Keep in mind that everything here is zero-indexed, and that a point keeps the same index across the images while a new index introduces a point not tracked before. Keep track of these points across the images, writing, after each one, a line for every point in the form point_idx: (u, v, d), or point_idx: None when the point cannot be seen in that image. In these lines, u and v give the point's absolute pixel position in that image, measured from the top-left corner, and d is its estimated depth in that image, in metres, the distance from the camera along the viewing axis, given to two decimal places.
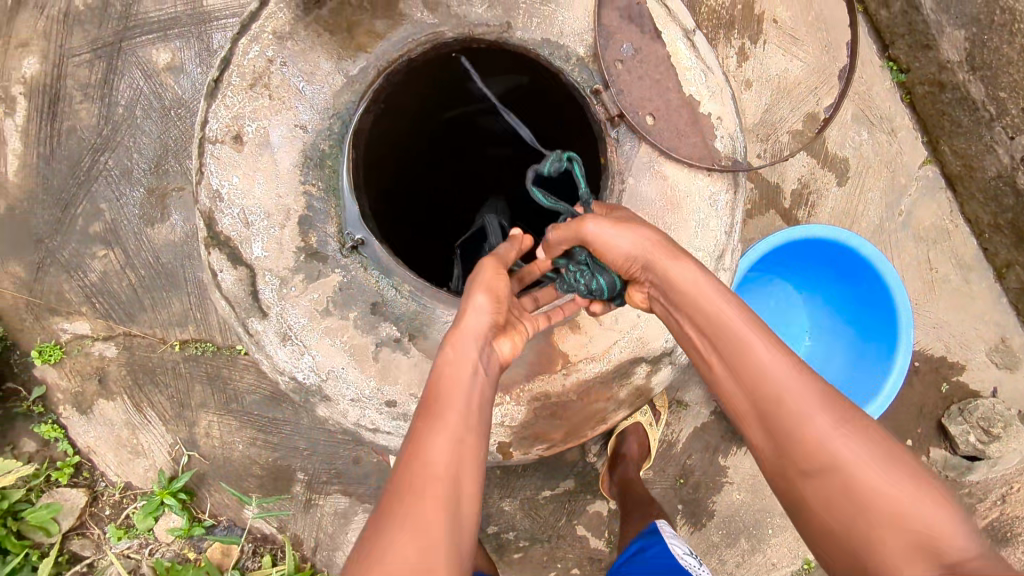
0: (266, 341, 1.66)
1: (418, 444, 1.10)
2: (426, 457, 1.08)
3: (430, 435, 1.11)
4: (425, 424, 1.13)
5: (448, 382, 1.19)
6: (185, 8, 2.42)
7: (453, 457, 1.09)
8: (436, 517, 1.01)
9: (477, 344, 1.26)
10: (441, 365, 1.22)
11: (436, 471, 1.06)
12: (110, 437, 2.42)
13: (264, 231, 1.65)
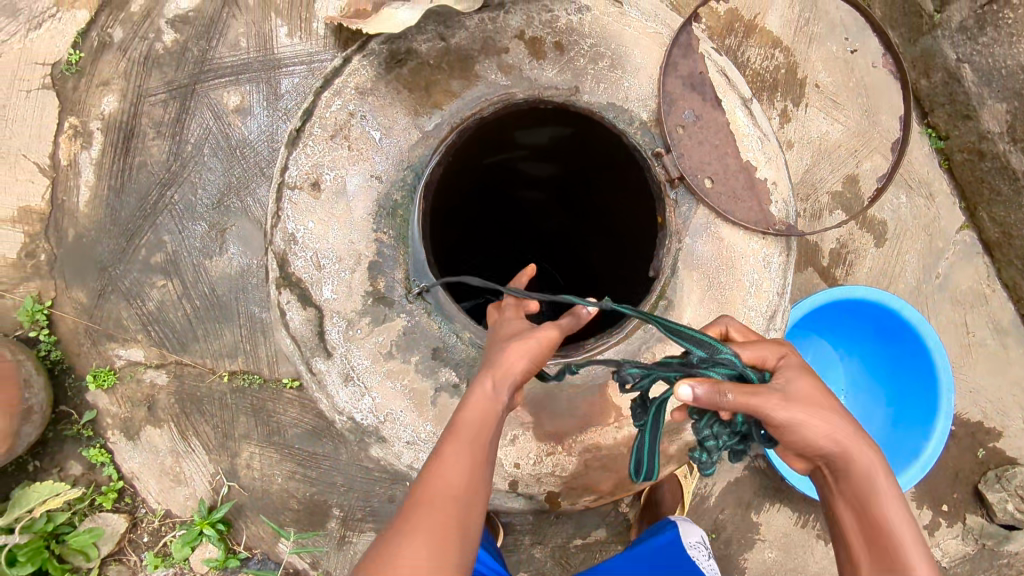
0: (328, 379, 1.72)
1: (440, 464, 1.09)
2: (447, 478, 1.07)
3: (452, 456, 1.10)
4: (450, 446, 1.12)
5: (475, 416, 1.16)
6: (258, 55, 2.58)
7: (473, 481, 1.09)
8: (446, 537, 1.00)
9: (511, 387, 1.20)
10: (474, 391, 1.19)
11: (454, 492, 1.06)
12: (154, 463, 2.45)
13: (334, 274, 1.72)
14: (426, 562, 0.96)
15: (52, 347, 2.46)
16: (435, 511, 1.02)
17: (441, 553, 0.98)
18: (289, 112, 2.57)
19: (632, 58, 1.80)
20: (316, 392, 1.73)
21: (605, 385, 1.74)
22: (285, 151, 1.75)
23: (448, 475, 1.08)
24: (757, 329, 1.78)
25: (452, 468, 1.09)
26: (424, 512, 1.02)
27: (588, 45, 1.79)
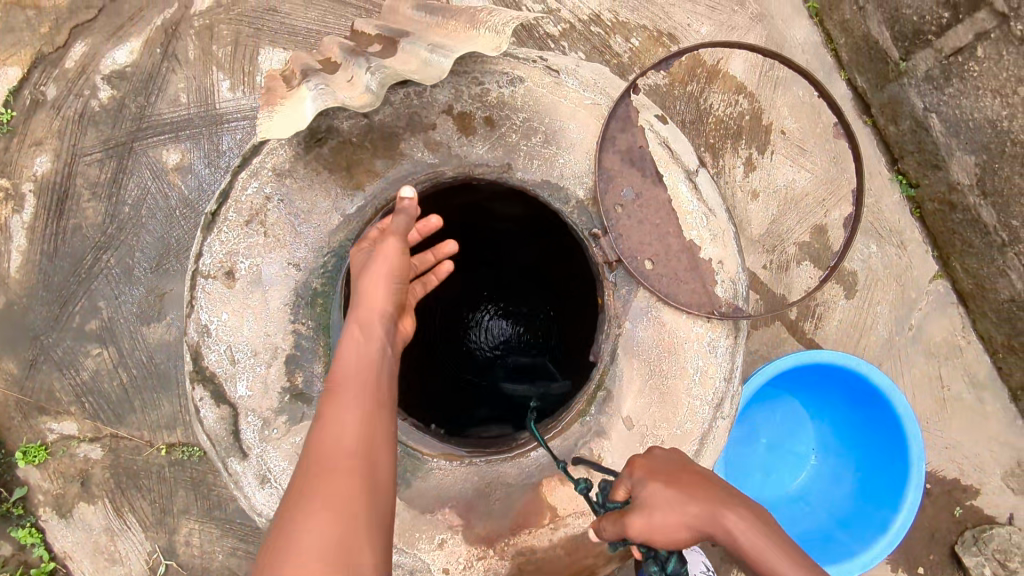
0: (244, 481, 1.62)
1: (328, 422, 1.19)
2: (336, 432, 1.17)
3: (338, 410, 1.20)
4: (335, 411, 1.20)
5: (353, 362, 1.27)
6: (198, 110, 2.45)
7: (366, 434, 1.17)
8: (351, 481, 1.09)
9: (383, 323, 1.33)
10: (349, 344, 1.30)
11: (345, 441, 1.15)
12: (88, 542, 2.36)
13: (249, 369, 1.62)
14: (331, 522, 1.02)
15: None
16: (333, 478, 1.08)
17: (352, 511, 1.05)
18: (228, 168, 2.46)
19: (568, 132, 1.71)
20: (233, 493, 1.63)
21: (538, 484, 1.63)
22: (198, 236, 1.64)
23: (339, 436, 1.15)
24: (702, 420, 1.67)
25: (341, 434, 1.16)
26: (319, 484, 1.07)
27: (520, 119, 1.70)
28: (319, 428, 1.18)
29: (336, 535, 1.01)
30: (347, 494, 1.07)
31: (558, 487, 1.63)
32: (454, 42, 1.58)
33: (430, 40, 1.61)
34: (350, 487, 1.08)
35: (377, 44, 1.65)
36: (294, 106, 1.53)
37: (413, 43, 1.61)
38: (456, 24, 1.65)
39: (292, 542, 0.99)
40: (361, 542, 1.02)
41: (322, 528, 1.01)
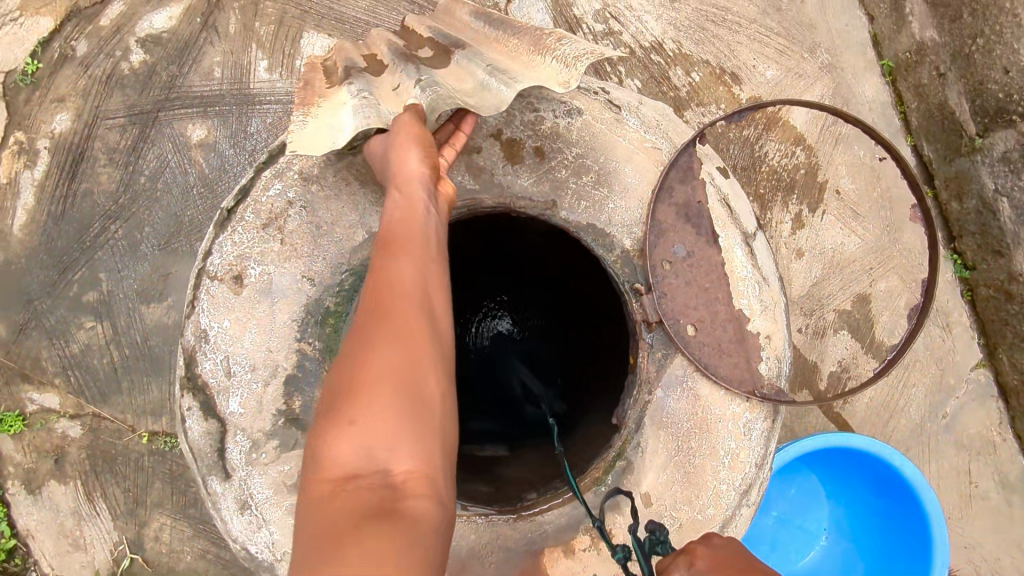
0: (222, 503, 1.49)
1: (383, 270, 1.17)
2: (392, 277, 1.15)
3: (393, 259, 1.18)
4: (386, 258, 1.19)
5: (401, 218, 1.25)
6: (231, 87, 2.33)
7: (421, 282, 1.16)
8: (414, 322, 1.10)
9: (424, 183, 1.29)
10: (397, 203, 1.27)
11: (403, 286, 1.14)
12: (53, 523, 2.24)
13: (244, 384, 1.49)
14: (400, 361, 1.04)
15: None
16: (392, 319, 1.09)
17: (414, 346, 1.07)
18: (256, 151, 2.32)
19: (622, 175, 1.58)
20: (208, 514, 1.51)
21: (538, 553, 1.50)
22: (210, 232, 1.51)
23: (395, 278, 1.15)
24: (726, 507, 1.52)
25: (397, 280, 1.15)
26: (378, 325, 1.08)
27: (573, 155, 1.57)
28: (373, 277, 1.17)
29: (400, 370, 1.03)
30: (410, 335, 1.07)
31: (560, 559, 1.50)
32: (516, 66, 1.48)
33: (486, 57, 1.52)
34: (410, 327, 1.09)
35: (428, 49, 1.54)
36: (328, 121, 1.39)
37: (468, 59, 1.52)
38: (516, 41, 1.52)
39: (358, 378, 1.03)
40: (425, 375, 1.05)
41: (392, 364, 1.04)
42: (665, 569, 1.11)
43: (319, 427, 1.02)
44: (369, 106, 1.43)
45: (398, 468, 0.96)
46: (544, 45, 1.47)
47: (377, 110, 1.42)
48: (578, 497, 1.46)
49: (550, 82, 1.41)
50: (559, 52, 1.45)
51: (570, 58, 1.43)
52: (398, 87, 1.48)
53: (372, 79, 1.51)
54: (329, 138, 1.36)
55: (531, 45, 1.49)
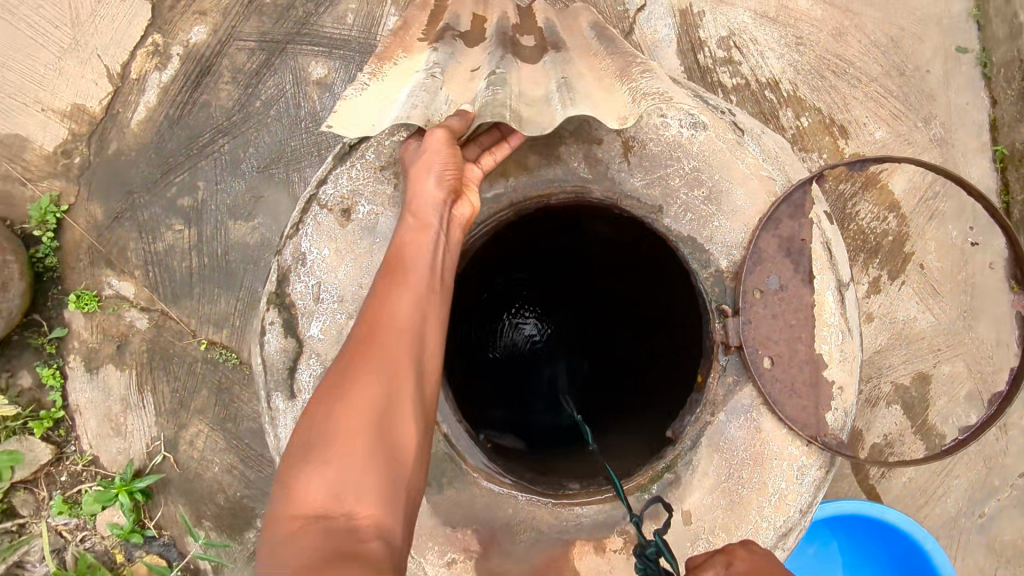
0: (281, 420, 1.54)
1: (384, 303, 1.25)
2: (392, 313, 1.23)
3: (396, 294, 1.27)
4: (389, 290, 1.27)
5: (413, 250, 1.33)
6: (359, 35, 2.42)
7: (416, 319, 1.25)
8: (402, 360, 1.17)
9: (439, 215, 1.38)
10: (411, 236, 1.36)
11: (399, 323, 1.22)
12: (101, 405, 2.28)
13: (329, 312, 1.54)
14: (381, 400, 1.11)
15: (50, 252, 2.31)
16: (372, 362, 1.15)
17: (393, 390, 1.14)
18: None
19: (733, 197, 1.59)
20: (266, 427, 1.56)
21: (570, 543, 1.51)
22: (330, 162, 1.58)
23: (386, 321, 1.22)
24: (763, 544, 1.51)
25: (395, 315, 1.23)
26: (359, 364, 1.15)
27: (690, 166, 1.59)
28: (372, 309, 1.25)
29: (376, 412, 1.10)
30: (394, 374, 1.15)
31: (589, 554, 1.51)
32: (588, 90, 1.46)
33: (569, 71, 1.50)
34: (391, 371, 1.15)
35: (530, 35, 1.57)
36: (381, 97, 1.39)
37: (553, 63, 1.51)
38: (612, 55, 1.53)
39: (339, 410, 1.09)
40: (400, 416, 1.12)
41: (373, 401, 1.10)
42: (699, 567, 1.17)
43: (288, 469, 1.06)
44: (426, 91, 1.42)
45: (363, 511, 1.00)
46: (631, 71, 1.46)
47: (431, 99, 1.41)
48: (620, 496, 1.46)
49: (607, 117, 1.37)
50: (637, 87, 1.43)
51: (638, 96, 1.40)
52: (462, 79, 1.47)
53: (465, 46, 1.51)
54: (373, 116, 1.35)
55: (619, 68, 1.49)
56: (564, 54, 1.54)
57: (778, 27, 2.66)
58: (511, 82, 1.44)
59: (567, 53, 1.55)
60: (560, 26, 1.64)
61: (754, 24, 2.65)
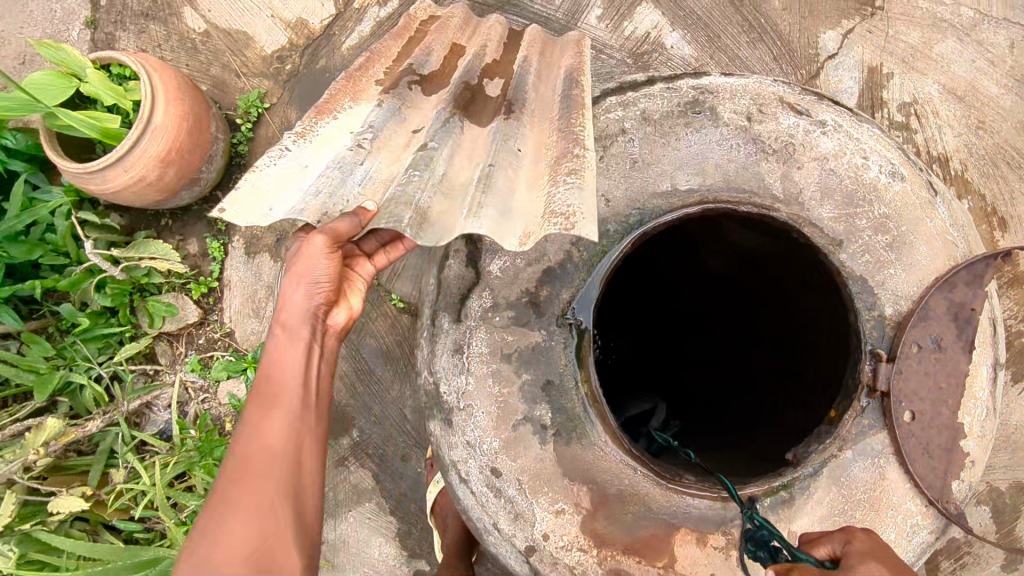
0: (441, 339, 1.69)
1: (257, 429, 1.42)
2: (264, 441, 1.41)
3: (266, 421, 1.44)
4: (260, 418, 1.44)
5: (282, 371, 1.48)
6: (561, 17, 2.64)
7: (288, 441, 1.42)
8: (275, 480, 1.36)
9: (313, 327, 1.52)
10: (282, 358, 1.49)
11: (271, 450, 1.40)
12: (249, 286, 2.51)
13: (512, 255, 1.66)
14: (256, 525, 1.29)
15: (244, 140, 2.57)
16: (244, 490, 1.33)
17: (265, 515, 1.32)
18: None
19: (916, 252, 1.64)
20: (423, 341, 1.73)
21: (674, 528, 1.59)
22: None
23: (259, 449, 1.39)
24: None
25: (266, 442, 1.41)
26: (236, 493, 1.32)
27: (879, 212, 1.65)
28: (241, 442, 1.41)
29: (252, 544, 1.26)
30: (269, 496, 1.34)
31: (689, 544, 1.59)
32: (513, 189, 1.41)
33: (506, 160, 1.47)
34: (261, 494, 1.34)
35: (498, 75, 1.72)
36: (287, 177, 1.49)
37: (501, 138, 1.52)
38: (555, 139, 1.51)
39: (217, 548, 1.25)
40: (280, 536, 1.30)
41: (248, 531, 1.28)
42: (818, 542, 1.34)
43: None
44: (340, 169, 1.49)
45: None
46: (563, 167, 1.40)
47: (346, 178, 1.47)
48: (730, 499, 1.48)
49: (509, 233, 1.30)
50: (551, 192, 1.34)
51: (549, 206, 1.31)
52: (384, 156, 1.52)
53: (404, 108, 1.63)
54: (274, 200, 1.42)
55: (556, 159, 1.45)
56: (524, 116, 1.61)
57: (964, 106, 2.65)
58: (433, 163, 1.43)
59: (526, 115, 1.61)
60: (535, 72, 1.75)
61: (940, 97, 2.65)
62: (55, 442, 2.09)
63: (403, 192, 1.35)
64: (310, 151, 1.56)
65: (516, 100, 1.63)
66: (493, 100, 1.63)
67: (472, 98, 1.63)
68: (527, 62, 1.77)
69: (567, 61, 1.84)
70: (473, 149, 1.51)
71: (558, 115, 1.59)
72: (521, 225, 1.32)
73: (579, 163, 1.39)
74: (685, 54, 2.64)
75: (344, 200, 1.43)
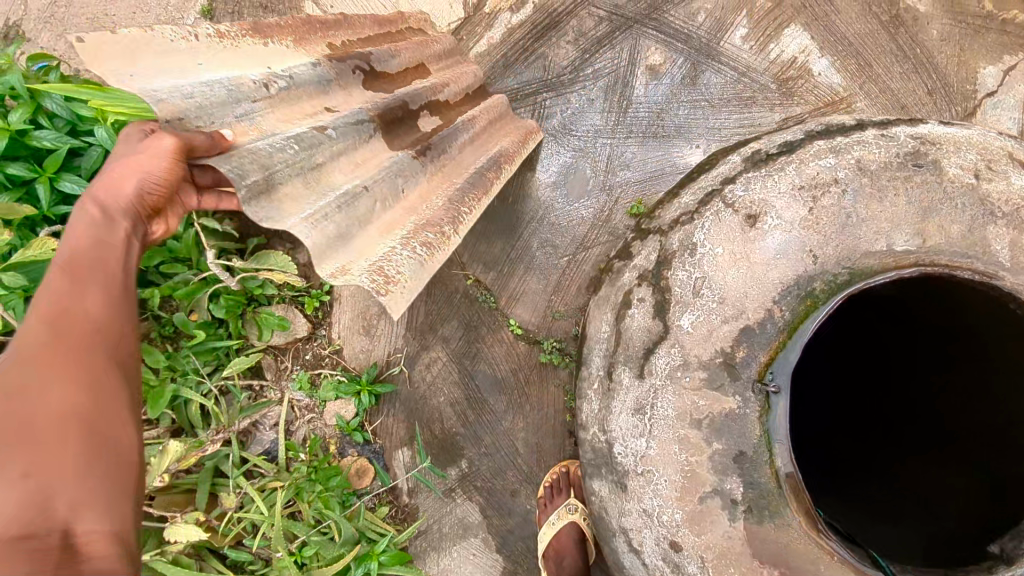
0: (620, 397, 1.60)
1: (72, 301, 1.37)
2: (79, 314, 1.37)
3: (81, 296, 1.39)
4: (71, 287, 1.39)
5: (104, 257, 1.45)
6: (705, 35, 2.47)
7: (106, 317, 1.40)
8: (96, 359, 1.34)
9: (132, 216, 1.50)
10: (99, 238, 1.45)
11: (88, 324, 1.37)
12: (360, 303, 2.43)
13: (706, 310, 1.52)
14: (78, 395, 1.27)
15: None
16: (49, 370, 1.27)
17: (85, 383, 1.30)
18: (714, 104, 2.47)
19: None
20: (591, 394, 1.67)
21: None
22: (736, 162, 1.67)
23: (71, 322, 1.35)
24: None
25: (84, 315, 1.37)
26: (46, 371, 1.27)
27: None
28: (47, 312, 1.34)
29: (72, 411, 1.25)
30: (90, 370, 1.32)
31: None
32: (365, 227, 1.62)
33: (380, 192, 1.69)
34: (67, 372, 1.29)
35: (438, 117, 2.05)
36: (175, 53, 1.57)
37: (387, 173, 1.74)
38: (442, 208, 1.82)
39: (32, 415, 1.20)
40: (109, 415, 1.30)
41: (70, 398, 1.26)
42: None
43: None
44: (228, 93, 1.57)
45: (88, 530, 1.15)
46: (425, 233, 1.68)
47: (231, 105, 1.56)
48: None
49: (328, 256, 1.51)
50: (396, 251, 1.58)
51: (389, 255, 1.56)
52: (275, 110, 1.64)
53: (335, 85, 1.81)
54: (146, 71, 1.48)
55: (422, 223, 1.74)
56: (426, 161, 1.89)
57: None
58: (318, 154, 1.62)
59: (428, 162, 1.90)
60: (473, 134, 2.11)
61: None
62: (177, 465, 1.96)
63: (291, 176, 1.54)
64: (222, 57, 1.65)
65: (432, 146, 1.94)
66: (405, 120, 1.92)
67: (398, 121, 1.89)
68: (472, 120, 2.12)
69: (507, 139, 2.29)
70: (360, 162, 1.73)
71: (461, 189, 1.93)
72: (338, 257, 1.53)
73: (443, 244, 1.71)
74: (833, 82, 2.46)
75: (210, 120, 1.51)
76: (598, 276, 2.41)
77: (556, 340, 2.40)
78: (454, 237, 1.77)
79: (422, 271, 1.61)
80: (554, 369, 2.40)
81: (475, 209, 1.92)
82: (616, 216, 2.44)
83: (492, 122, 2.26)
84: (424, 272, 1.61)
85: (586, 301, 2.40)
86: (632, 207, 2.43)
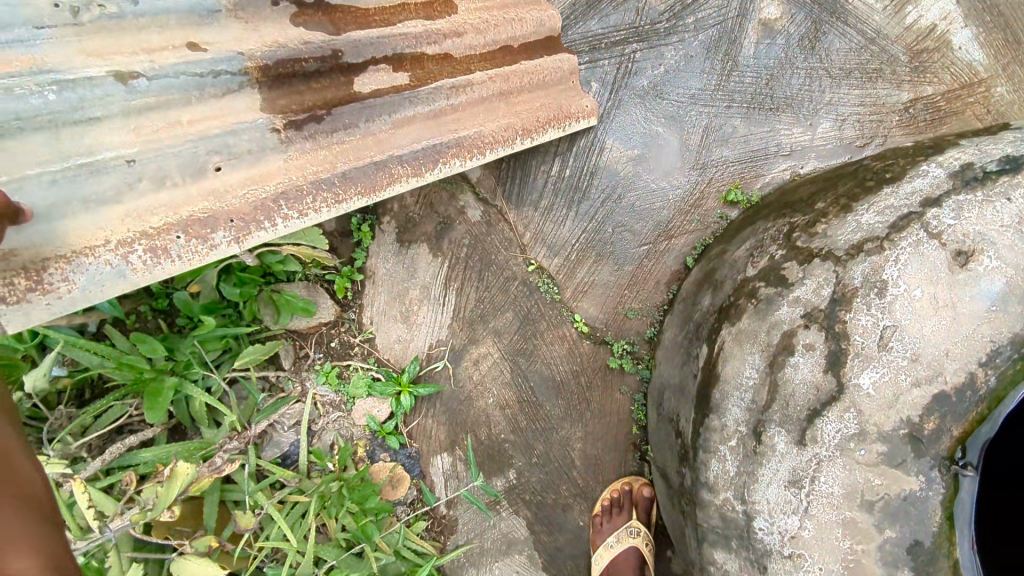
0: (770, 464, 1.29)
1: None
2: None
3: None
4: None
5: None
6: None
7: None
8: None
9: None
10: None
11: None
12: (398, 284, 2.05)
13: (892, 368, 1.21)
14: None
15: None
16: None
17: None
18: (833, 75, 2.07)
19: None
20: (725, 452, 1.38)
21: None
22: (939, 176, 1.32)
23: None
24: None
25: None
26: None
27: None
28: None
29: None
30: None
31: None
32: (99, 208, 1.13)
33: (160, 172, 1.18)
34: None
35: (404, 70, 1.44)
36: None
37: (196, 145, 1.20)
38: (257, 201, 1.27)
39: None
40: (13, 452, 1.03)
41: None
42: None
43: None
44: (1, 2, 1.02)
45: (25, 566, 0.91)
46: (174, 235, 1.20)
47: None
48: None
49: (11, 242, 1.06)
50: (107, 263, 1.15)
51: (76, 258, 1.12)
52: (84, 40, 1.10)
53: (228, 14, 1.23)
54: None
55: (207, 215, 1.23)
56: (299, 136, 1.31)
57: None
58: (96, 108, 1.10)
59: (307, 138, 1.32)
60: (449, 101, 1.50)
61: None
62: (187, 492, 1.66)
63: (21, 130, 1.05)
64: None
65: (335, 120, 1.35)
66: (330, 74, 1.34)
67: (306, 75, 1.31)
68: (462, 88, 1.51)
69: (503, 119, 1.61)
70: (182, 124, 1.19)
71: (318, 181, 1.33)
72: (25, 239, 1.07)
73: (193, 255, 1.22)
74: (973, 59, 2.05)
75: None
76: (681, 271, 2.08)
77: (628, 342, 2.08)
78: (224, 248, 1.25)
79: (121, 288, 1.17)
80: (621, 375, 2.09)
81: (320, 212, 1.35)
82: (707, 202, 2.07)
83: (503, 94, 1.61)
84: (121, 288, 1.17)
85: (664, 299, 2.07)
86: (727, 192, 2.06)
